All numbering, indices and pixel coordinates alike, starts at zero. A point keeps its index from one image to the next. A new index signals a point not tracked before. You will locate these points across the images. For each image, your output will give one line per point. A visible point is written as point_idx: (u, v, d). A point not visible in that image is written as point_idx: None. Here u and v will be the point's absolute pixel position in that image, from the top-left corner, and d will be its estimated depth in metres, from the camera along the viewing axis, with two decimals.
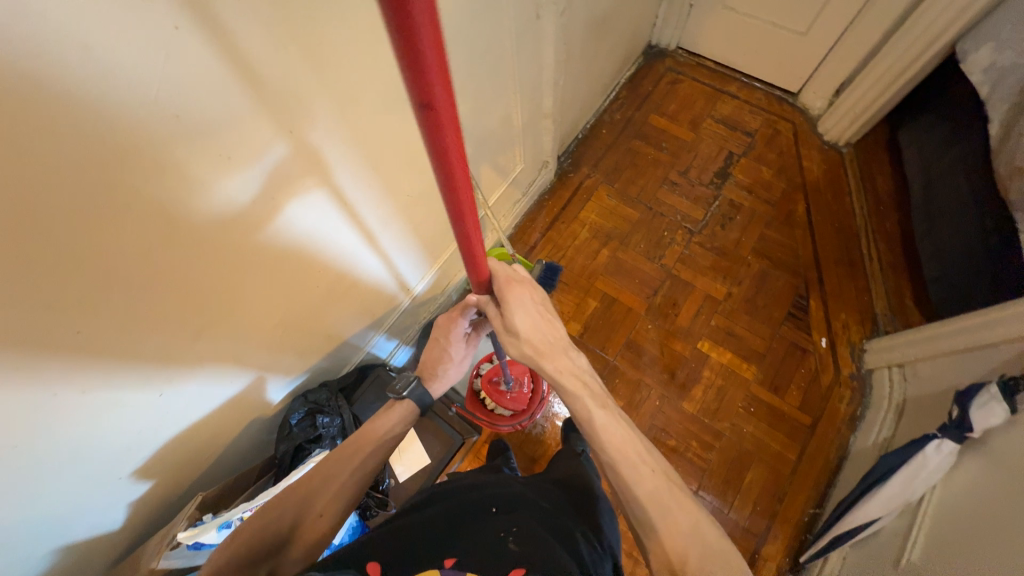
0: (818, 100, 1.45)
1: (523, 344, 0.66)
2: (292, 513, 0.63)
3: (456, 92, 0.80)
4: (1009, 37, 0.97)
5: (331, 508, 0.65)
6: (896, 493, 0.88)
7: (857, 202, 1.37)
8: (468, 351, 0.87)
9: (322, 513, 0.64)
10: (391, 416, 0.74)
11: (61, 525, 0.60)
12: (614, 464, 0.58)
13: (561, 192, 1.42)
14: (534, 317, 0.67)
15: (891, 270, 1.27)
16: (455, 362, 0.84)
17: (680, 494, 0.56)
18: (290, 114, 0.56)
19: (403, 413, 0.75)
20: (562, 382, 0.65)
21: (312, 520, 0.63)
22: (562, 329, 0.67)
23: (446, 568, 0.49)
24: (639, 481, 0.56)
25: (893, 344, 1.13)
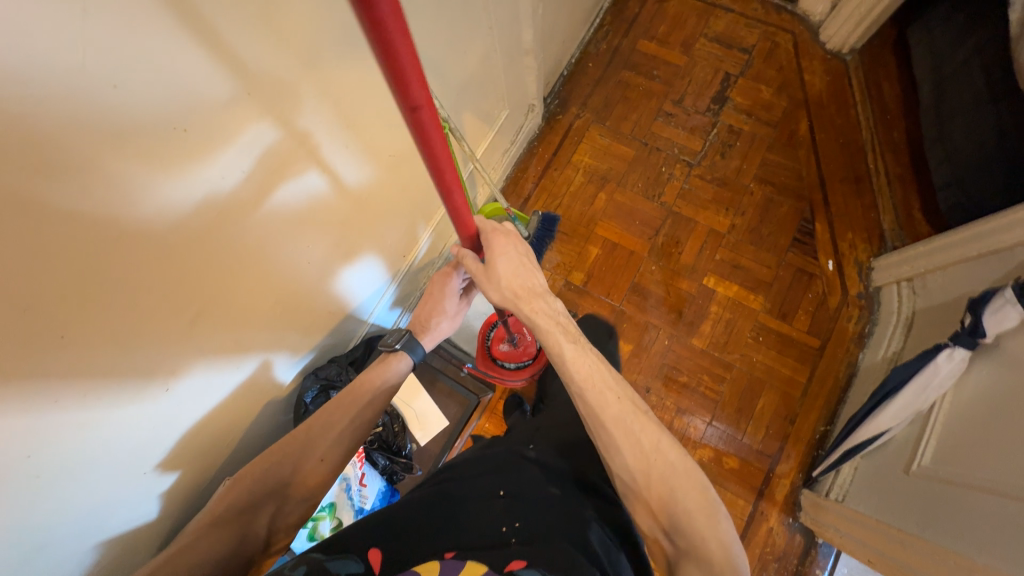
0: (819, 5, 1.33)
1: (503, 288, 0.68)
2: (288, 470, 0.65)
3: (429, 32, 0.73)
4: None
5: (331, 453, 0.68)
6: (907, 403, 0.90)
7: (862, 113, 1.30)
8: (462, 306, 0.87)
9: (323, 457, 0.68)
10: (386, 367, 0.77)
11: (95, 522, 0.61)
12: (583, 392, 0.62)
13: (550, 137, 1.35)
14: (516, 266, 0.69)
15: (899, 182, 1.23)
16: (448, 315, 0.85)
17: (643, 417, 0.61)
18: (269, 95, 0.55)
19: (398, 367, 0.77)
20: (537, 321, 0.67)
21: (313, 464, 0.67)
22: (540, 276, 0.70)
23: (447, 559, 0.51)
24: (604, 408, 0.61)
25: (901, 259, 1.11)
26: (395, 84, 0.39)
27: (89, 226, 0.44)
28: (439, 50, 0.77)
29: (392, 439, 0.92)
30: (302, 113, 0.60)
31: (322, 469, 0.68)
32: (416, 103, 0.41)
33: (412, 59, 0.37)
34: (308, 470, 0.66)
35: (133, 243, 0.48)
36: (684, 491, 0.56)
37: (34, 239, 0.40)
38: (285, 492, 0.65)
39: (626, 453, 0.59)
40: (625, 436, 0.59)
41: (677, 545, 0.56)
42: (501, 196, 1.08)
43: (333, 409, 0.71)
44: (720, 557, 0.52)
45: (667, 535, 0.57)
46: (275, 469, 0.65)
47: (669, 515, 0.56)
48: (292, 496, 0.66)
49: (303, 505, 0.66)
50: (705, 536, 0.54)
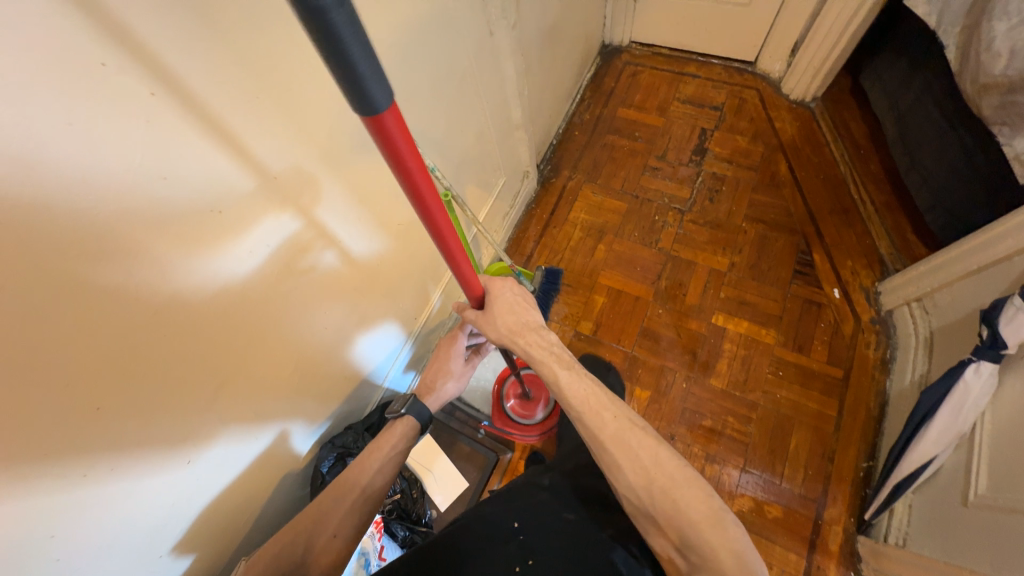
0: (776, 64, 1.48)
1: (500, 326, 0.71)
2: (302, 549, 0.64)
3: (429, 115, 0.82)
4: None
5: (344, 528, 0.66)
6: (948, 427, 0.86)
7: (836, 151, 1.38)
8: (468, 368, 0.88)
9: (335, 533, 0.66)
10: (393, 434, 0.76)
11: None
12: (581, 417, 0.63)
13: (547, 198, 1.45)
14: (512, 303, 0.73)
15: (886, 209, 1.27)
16: (454, 376, 0.85)
17: (638, 431, 0.61)
18: (292, 198, 0.63)
19: (406, 430, 0.77)
20: (532, 353, 0.69)
21: (325, 539, 0.65)
22: (536, 313, 0.73)
23: None
24: (602, 428, 0.61)
25: (906, 280, 1.12)
26: (402, 178, 0.46)
27: (128, 304, 0.47)
28: (439, 130, 0.86)
29: (411, 507, 0.88)
30: (323, 206, 0.68)
31: (336, 544, 0.66)
32: (421, 187, 0.47)
33: (414, 152, 0.43)
34: (319, 548, 0.64)
35: (167, 318, 0.52)
36: (687, 499, 0.55)
37: (81, 316, 0.44)
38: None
39: (628, 472, 0.58)
40: (622, 451, 0.59)
41: (690, 560, 0.54)
42: (506, 254, 1.13)
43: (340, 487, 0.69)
44: (731, 565, 0.51)
45: (679, 552, 0.55)
46: (291, 550, 0.64)
47: (678, 530, 0.54)
48: None
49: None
50: (715, 546, 0.52)
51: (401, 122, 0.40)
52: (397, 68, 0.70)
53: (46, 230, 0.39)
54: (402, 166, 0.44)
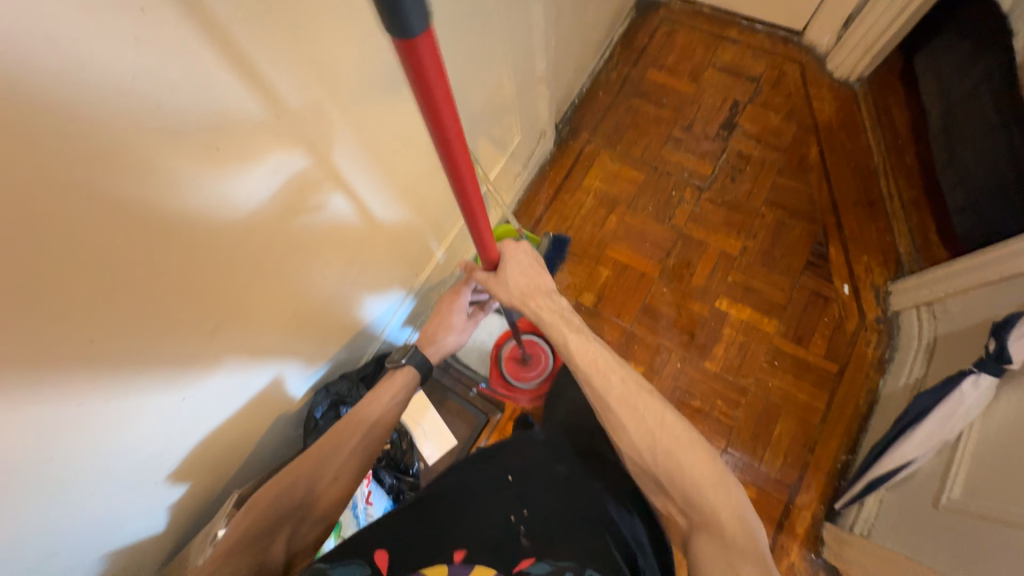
0: (825, 35, 1.37)
1: (511, 288, 0.71)
2: (303, 490, 0.67)
3: (447, 59, 0.76)
4: None
5: (344, 472, 0.71)
6: (934, 432, 0.87)
7: (873, 138, 1.31)
8: (471, 325, 0.88)
9: (335, 476, 0.70)
10: (394, 382, 0.79)
11: (116, 516, 0.62)
12: (588, 378, 0.63)
13: (562, 161, 1.39)
14: (525, 267, 0.73)
15: (914, 206, 1.22)
16: (455, 330, 0.86)
17: (644, 398, 0.62)
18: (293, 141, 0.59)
19: (405, 380, 0.80)
20: (541, 316, 0.69)
21: (327, 482, 0.70)
22: (548, 278, 0.73)
23: (458, 563, 0.55)
24: (609, 390, 0.62)
25: (921, 283, 1.09)
26: (431, 123, 0.44)
27: (126, 233, 0.46)
28: (457, 77, 0.81)
29: (400, 458, 0.93)
30: (335, 147, 0.65)
31: (338, 487, 0.70)
32: (447, 134, 0.45)
33: (446, 96, 0.41)
34: (321, 490, 0.69)
35: (157, 254, 0.50)
36: (687, 467, 0.56)
37: (75, 243, 0.43)
38: (302, 513, 0.67)
39: (633, 433, 0.60)
40: (630, 412, 0.60)
41: (689, 519, 0.57)
42: (513, 217, 1.10)
43: (333, 433, 0.72)
44: (734, 524, 0.53)
45: (681, 510, 0.58)
46: (292, 491, 0.66)
47: (680, 496, 0.56)
48: (311, 515, 0.68)
49: (319, 526, 0.69)
50: (713, 511, 0.54)
51: (438, 61, 0.37)
52: None
53: (26, 153, 0.37)
54: (432, 110, 0.42)
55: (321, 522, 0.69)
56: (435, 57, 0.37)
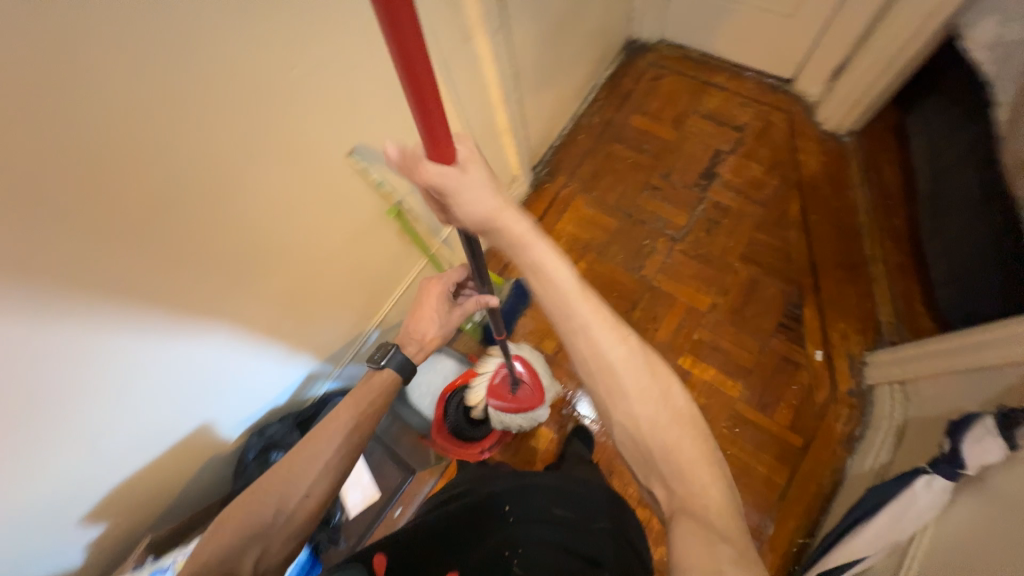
0: (815, 86, 1.32)
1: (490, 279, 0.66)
2: (271, 509, 0.67)
3: (385, 123, 0.78)
4: (1014, 9, 0.85)
5: (316, 489, 0.69)
6: (883, 532, 0.80)
7: (860, 196, 1.25)
8: (454, 316, 0.89)
9: (307, 494, 0.69)
10: (374, 385, 0.80)
11: (87, 484, 0.67)
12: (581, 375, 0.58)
13: (536, 204, 1.39)
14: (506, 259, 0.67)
15: (898, 271, 1.16)
16: (436, 321, 0.88)
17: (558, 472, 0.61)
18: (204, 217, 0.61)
19: (386, 384, 0.80)
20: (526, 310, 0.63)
21: (299, 501, 0.68)
22: None
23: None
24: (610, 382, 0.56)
25: (894, 359, 1.02)
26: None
27: (92, 219, 0.50)
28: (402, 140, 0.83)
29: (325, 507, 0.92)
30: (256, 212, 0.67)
31: (309, 505, 0.69)
32: (399, 20, 0.34)
33: None
34: (294, 504, 0.68)
35: (47, 335, 0.52)
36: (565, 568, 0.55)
37: (42, 238, 0.47)
38: (267, 534, 0.67)
39: (632, 408, 0.54)
40: (630, 375, 0.55)
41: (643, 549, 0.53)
42: None
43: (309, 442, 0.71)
44: None
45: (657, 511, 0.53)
46: (259, 515, 0.66)
47: None
48: (275, 538, 0.67)
49: (288, 544, 0.68)
50: None
51: None
52: (337, 78, 0.66)
53: None
54: None
55: (291, 542, 0.68)
56: (418, 31, 0.35)
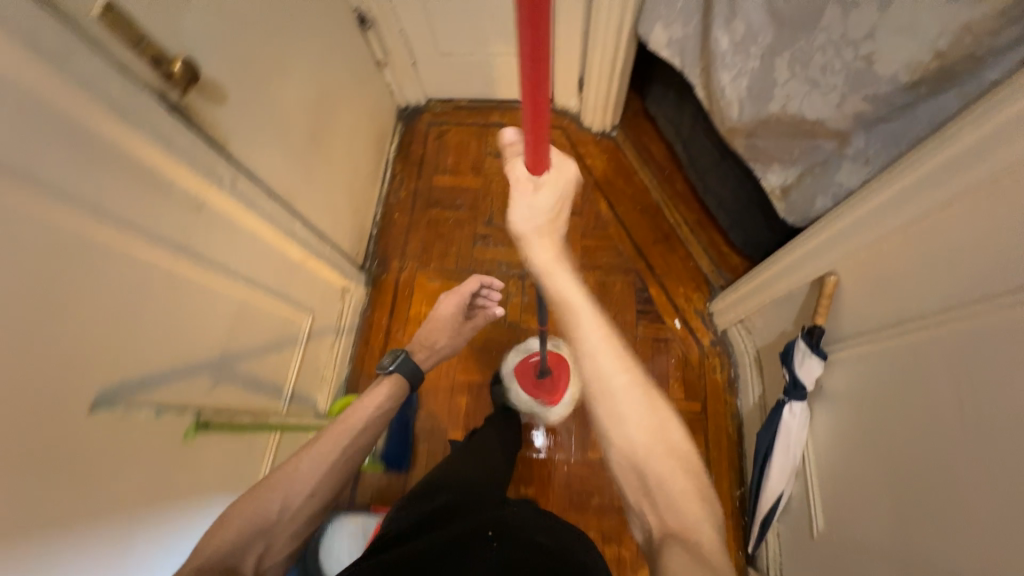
0: (571, 99, 1.47)
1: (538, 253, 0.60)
2: (277, 507, 0.66)
3: (144, 344, 0.63)
4: (670, 13, 1.00)
5: (320, 491, 0.70)
6: (784, 465, 0.89)
7: (645, 176, 1.42)
8: (462, 330, 1.01)
9: (312, 494, 0.69)
10: (379, 395, 0.83)
11: None
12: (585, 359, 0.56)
13: (382, 300, 1.32)
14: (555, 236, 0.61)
15: (698, 226, 1.34)
16: (449, 333, 0.99)
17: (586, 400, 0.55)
18: None
19: (393, 391, 0.84)
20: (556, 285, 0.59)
21: (304, 500, 0.68)
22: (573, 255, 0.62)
23: None
24: (609, 377, 0.55)
25: (726, 304, 1.15)
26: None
27: None
28: (176, 346, 0.69)
29: None
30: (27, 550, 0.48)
31: (311, 504, 0.69)
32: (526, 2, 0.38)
33: None
34: (295, 507, 0.67)
35: None
36: None
37: None
38: (270, 529, 0.65)
39: (632, 424, 0.53)
40: (631, 406, 0.53)
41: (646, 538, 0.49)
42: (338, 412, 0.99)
43: (320, 441, 0.72)
44: None
45: (653, 511, 0.50)
46: (264, 512, 0.65)
47: None
48: (280, 532, 0.66)
49: (289, 547, 0.67)
50: None
51: None
52: (37, 340, 0.50)
53: None
54: None
55: (289, 528, 0.67)
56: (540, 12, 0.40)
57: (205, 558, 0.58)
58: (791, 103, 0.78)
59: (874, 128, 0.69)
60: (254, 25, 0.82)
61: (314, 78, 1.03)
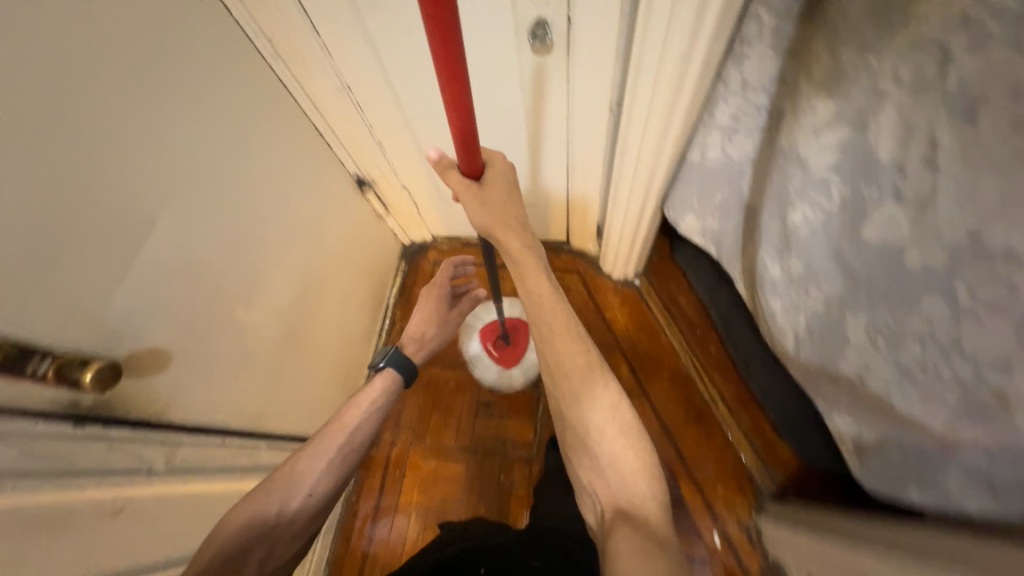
0: (588, 243, 1.32)
1: (524, 249, 0.69)
2: (277, 507, 0.70)
3: None
4: (704, 207, 0.85)
5: (319, 488, 0.74)
6: None
7: (673, 336, 1.24)
8: (450, 317, 1.06)
9: (309, 493, 0.74)
10: (371, 390, 0.87)
11: None
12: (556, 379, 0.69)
13: (370, 481, 1.17)
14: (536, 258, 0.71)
15: (740, 404, 1.13)
16: (438, 323, 1.02)
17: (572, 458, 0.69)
18: None
19: (386, 384, 0.89)
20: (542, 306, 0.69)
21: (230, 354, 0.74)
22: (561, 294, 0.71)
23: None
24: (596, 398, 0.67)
25: (784, 538, 0.92)
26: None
27: None
28: None
29: None
30: None
31: (310, 503, 0.73)
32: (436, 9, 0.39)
33: None
34: (297, 503, 0.72)
35: None
36: None
37: None
38: (273, 535, 0.69)
39: (627, 458, 0.64)
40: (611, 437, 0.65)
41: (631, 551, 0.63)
42: None
43: (316, 443, 0.78)
44: None
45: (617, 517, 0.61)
46: (264, 512, 0.69)
47: None
48: (274, 493, 0.71)
49: (295, 540, 0.71)
50: None
51: None
52: None
53: None
54: None
55: (297, 539, 0.72)
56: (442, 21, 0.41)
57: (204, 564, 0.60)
58: (870, 377, 0.60)
59: (1004, 462, 0.49)
60: (211, 258, 0.71)
61: (298, 268, 0.93)
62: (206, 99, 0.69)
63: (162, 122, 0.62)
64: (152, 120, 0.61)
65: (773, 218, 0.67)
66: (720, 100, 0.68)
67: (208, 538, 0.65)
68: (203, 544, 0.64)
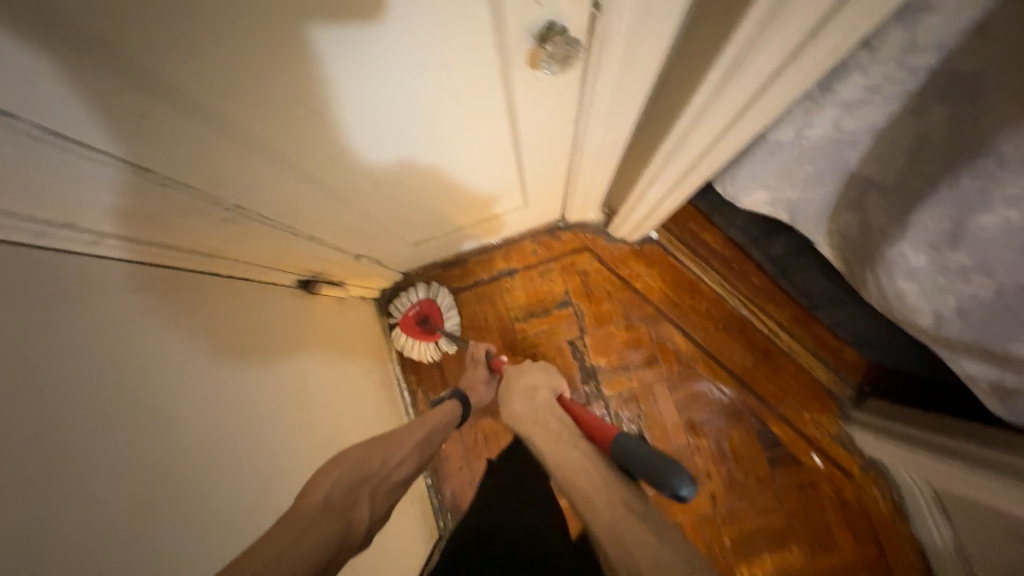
0: (591, 215, 1.11)
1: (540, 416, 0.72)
2: (380, 465, 0.59)
3: None
4: (781, 181, 0.70)
5: (409, 458, 0.64)
6: None
7: (712, 282, 1.13)
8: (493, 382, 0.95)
9: (401, 461, 0.63)
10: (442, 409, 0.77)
11: None
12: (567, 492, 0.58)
13: None
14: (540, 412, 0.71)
15: (799, 324, 1.09)
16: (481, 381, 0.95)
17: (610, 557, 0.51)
18: None
19: (453, 410, 0.80)
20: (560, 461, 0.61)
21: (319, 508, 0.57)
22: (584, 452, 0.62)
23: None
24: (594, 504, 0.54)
25: (890, 451, 0.93)
26: None
27: None
28: None
29: None
30: None
31: (403, 474, 0.62)
32: None
33: None
34: (393, 472, 0.60)
35: None
36: None
37: None
38: (371, 481, 0.56)
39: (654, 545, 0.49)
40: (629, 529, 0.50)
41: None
42: None
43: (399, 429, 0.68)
44: None
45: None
46: (367, 464, 0.57)
47: None
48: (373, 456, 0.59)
49: (388, 500, 0.58)
50: None
51: None
52: None
53: None
54: None
55: (388, 498, 0.58)
56: None
57: (315, 502, 0.47)
58: None
59: None
60: None
61: (310, 449, 0.70)
62: (74, 400, 0.38)
63: (35, 522, 0.33)
64: (22, 533, 0.32)
65: (935, 215, 0.50)
66: (856, 70, 0.52)
67: (320, 468, 0.53)
68: (337, 454, 0.56)
